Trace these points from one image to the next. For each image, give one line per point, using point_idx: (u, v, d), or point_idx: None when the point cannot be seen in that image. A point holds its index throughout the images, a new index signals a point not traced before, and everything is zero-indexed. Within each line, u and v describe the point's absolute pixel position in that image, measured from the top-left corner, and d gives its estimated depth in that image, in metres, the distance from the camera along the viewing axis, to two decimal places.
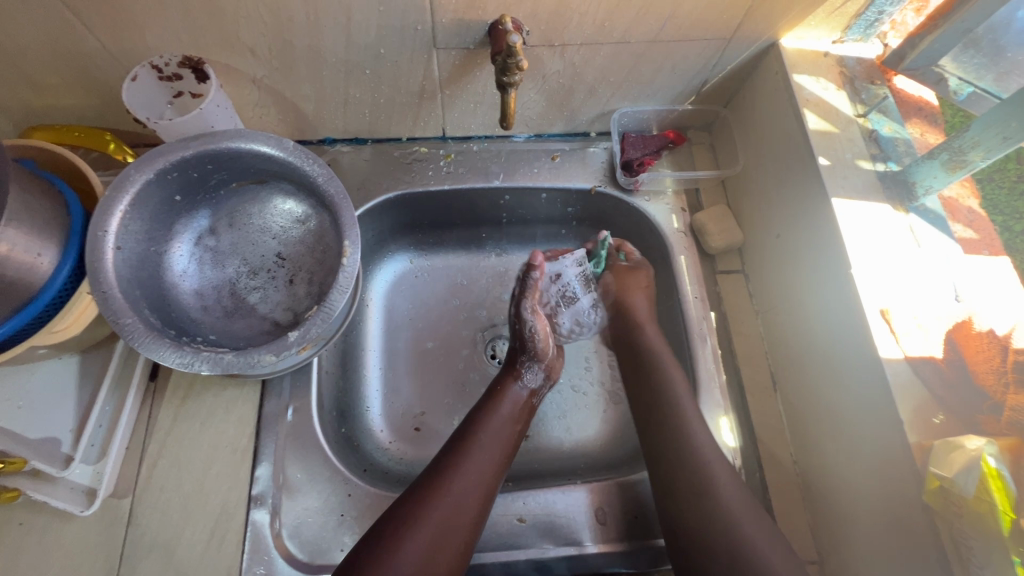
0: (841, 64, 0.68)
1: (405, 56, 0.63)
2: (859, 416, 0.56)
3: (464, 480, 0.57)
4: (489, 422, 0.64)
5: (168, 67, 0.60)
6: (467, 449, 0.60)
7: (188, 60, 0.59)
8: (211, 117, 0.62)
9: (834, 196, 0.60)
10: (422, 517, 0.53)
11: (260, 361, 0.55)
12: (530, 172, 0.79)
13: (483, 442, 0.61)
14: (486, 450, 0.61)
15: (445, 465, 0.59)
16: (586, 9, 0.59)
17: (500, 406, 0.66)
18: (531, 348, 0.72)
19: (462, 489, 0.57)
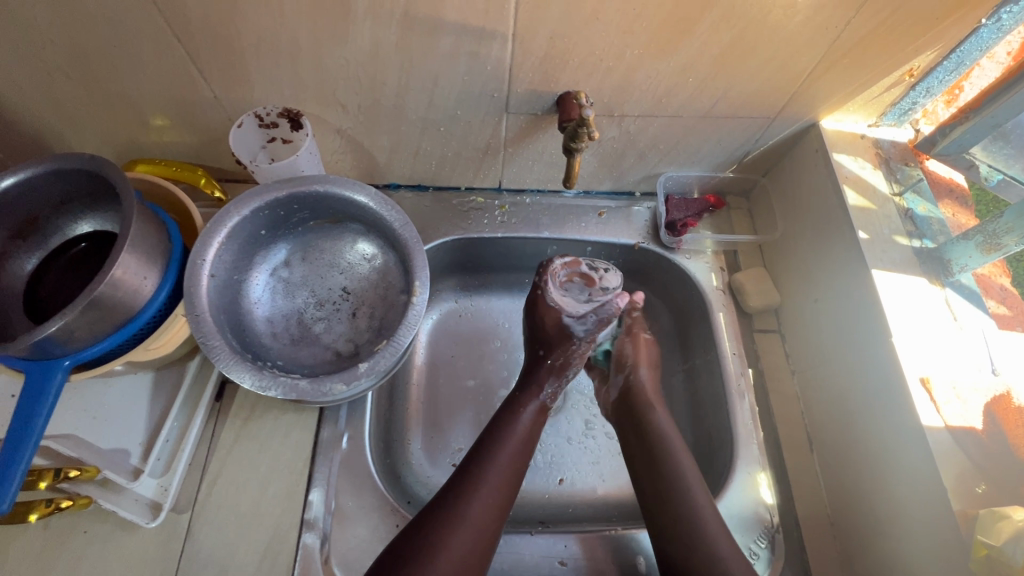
0: (876, 146, 0.73)
1: (478, 118, 0.70)
2: (903, 480, 0.57)
3: (484, 500, 0.59)
4: (505, 442, 0.65)
5: (268, 116, 0.67)
6: (483, 470, 0.61)
7: (287, 111, 0.67)
8: (302, 163, 0.69)
9: (874, 267, 0.63)
10: (446, 536, 0.55)
11: (331, 389, 0.58)
12: (578, 226, 0.85)
13: (498, 461, 0.63)
14: (503, 470, 0.62)
15: (465, 484, 0.60)
16: (647, 87, 0.65)
17: (515, 420, 0.67)
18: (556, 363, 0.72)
19: (482, 508, 0.59)
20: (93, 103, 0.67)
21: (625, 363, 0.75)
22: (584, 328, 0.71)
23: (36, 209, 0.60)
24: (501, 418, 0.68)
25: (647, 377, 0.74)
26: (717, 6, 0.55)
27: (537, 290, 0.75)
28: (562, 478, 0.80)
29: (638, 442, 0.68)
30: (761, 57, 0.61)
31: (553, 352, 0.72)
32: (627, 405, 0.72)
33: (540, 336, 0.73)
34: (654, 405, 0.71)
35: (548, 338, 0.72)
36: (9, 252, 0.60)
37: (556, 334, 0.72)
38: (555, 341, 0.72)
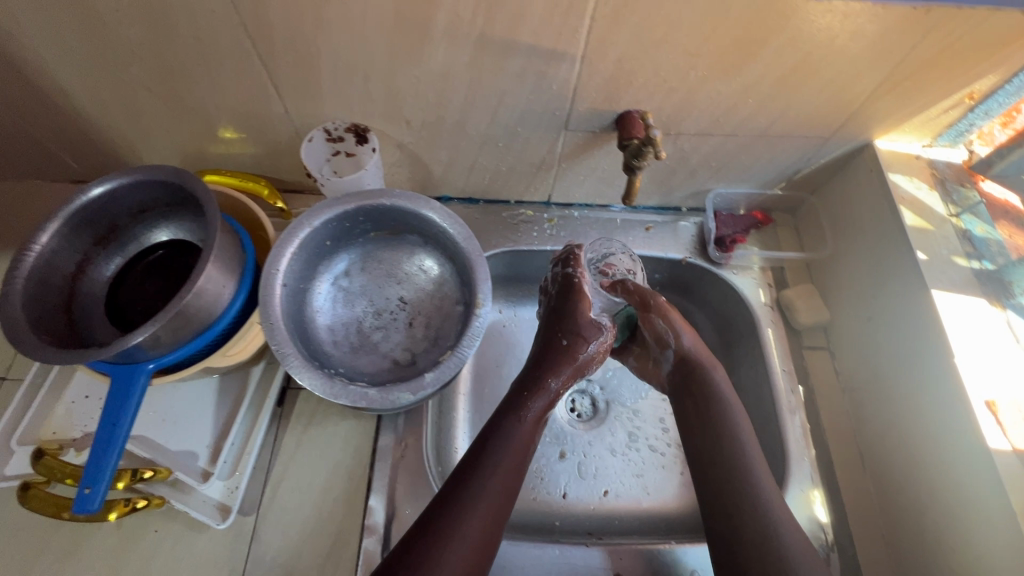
0: (931, 166, 0.73)
1: (537, 134, 0.71)
2: (968, 502, 0.58)
3: (480, 513, 0.55)
4: (504, 446, 0.60)
5: (336, 130, 0.69)
6: (480, 480, 0.57)
7: (355, 127, 0.69)
8: (368, 176, 0.71)
9: (933, 287, 0.64)
10: (442, 551, 0.52)
11: (400, 398, 0.60)
12: (626, 240, 0.86)
13: (497, 469, 0.58)
14: (501, 479, 0.58)
15: (462, 496, 0.55)
16: (707, 107, 0.67)
17: (518, 417, 0.62)
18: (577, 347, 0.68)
19: (478, 521, 0.54)
20: (169, 115, 0.70)
21: (665, 339, 0.70)
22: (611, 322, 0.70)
23: (116, 217, 0.63)
24: (501, 419, 0.62)
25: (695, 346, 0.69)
26: (785, 30, 0.56)
27: (575, 278, 0.73)
28: (607, 490, 0.81)
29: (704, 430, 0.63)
30: (822, 79, 0.62)
31: (575, 343, 0.68)
32: (685, 382, 0.68)
33: (564, 324, 0.69)
34: (712, 371, 0.68)
35: (573, 326, 0.69)
36: (91, 258, 0.63)
37: (585, 325, 0.69)
38: (585, 330, 0.69)
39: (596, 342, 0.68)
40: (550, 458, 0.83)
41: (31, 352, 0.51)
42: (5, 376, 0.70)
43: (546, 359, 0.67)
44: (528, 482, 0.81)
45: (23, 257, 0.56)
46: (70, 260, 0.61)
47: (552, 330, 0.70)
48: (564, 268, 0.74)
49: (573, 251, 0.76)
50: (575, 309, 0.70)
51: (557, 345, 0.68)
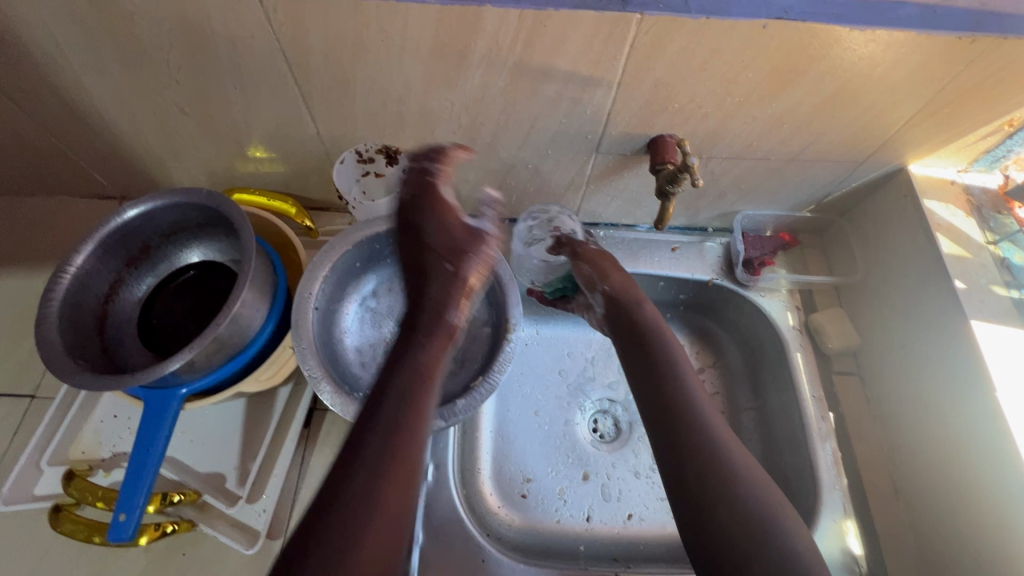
0: (967, 192, 0.72)
1: (567, 156, 0.71)
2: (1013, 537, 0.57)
3: (402, 484, 0.45)
4: (416, 398, 0.51)
5: (368, 152, 0.70)
6: (385, 432, 0.48)
7: (387, 148, 0.70)
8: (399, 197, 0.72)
9: (972, 317, 0.63)
10: (366, 520, 0.42)
11: (433, 425, 0.61)
12: (651, 260, 0.85)
13: (410, 421, 0.49)
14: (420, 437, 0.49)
15: (376, 453, 0.46)
16: (741, 133, 0.66)
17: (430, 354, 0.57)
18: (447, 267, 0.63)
19: (404, 492, 0.45)
20: (202, 135, 0.70)
21: (594, 279, 0.75)
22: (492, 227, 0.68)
23: (149, 238, 0.63)
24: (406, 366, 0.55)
25: (620, 279, 0.74)
26: (826, 59, 0.55)
27: (432, 181, 0.64)
28: (632, 513, 0.80)
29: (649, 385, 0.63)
30: (860, 106, 0.62)
31: (468, 261, 0.64)
32: (617, 315, 0.72)
33: (440, 246, 0.64)
34: (643, 304, 0.72)
35: (459, 246, 0.64)
36: (123, 279, 0.63)
37: (469, 240, 0.65)
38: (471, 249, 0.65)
39: (475, 260, 0.65)
40: (573, 479, 0.82)
41: (70, 379, 0.51)
42: (35, 394, 0.70)
43: (438, 285, 0.63)
44: (551, 504, 0.80)
45: (59, 279, 0.56)
46: (104, 281, 0.61)
47: (439, 253, 0.64)
48: (426, 164, 0.65)
49: (451, 150, 0.65)
50: (447, 228, 0.64)
51: (444, 267, 0.63)
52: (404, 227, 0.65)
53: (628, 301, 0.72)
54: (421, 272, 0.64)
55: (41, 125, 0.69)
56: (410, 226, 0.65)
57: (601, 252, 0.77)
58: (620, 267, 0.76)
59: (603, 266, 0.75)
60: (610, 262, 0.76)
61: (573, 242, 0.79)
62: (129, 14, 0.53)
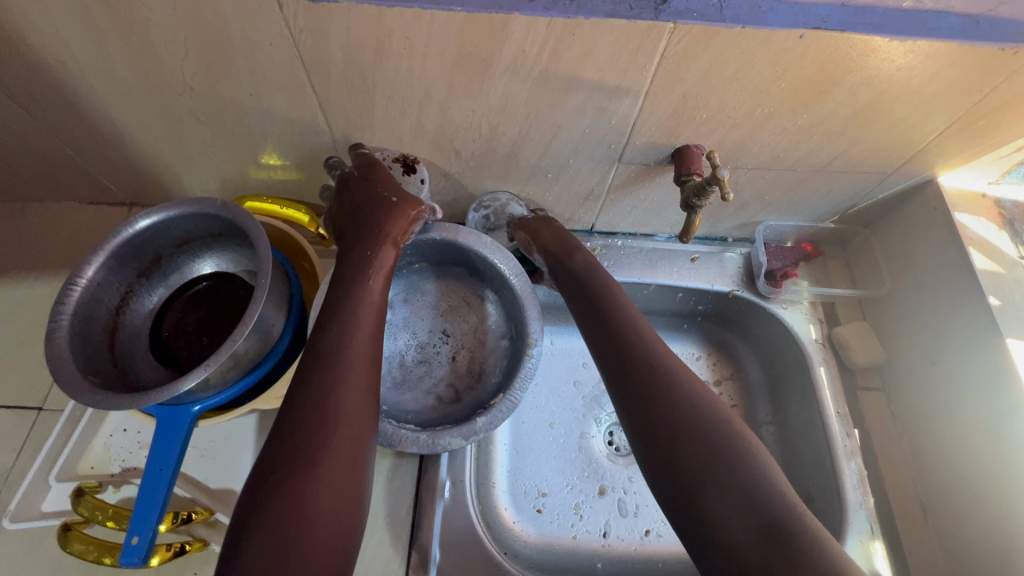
0: (999, 206, 0.71)
1: (588, 166, 0.69)
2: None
3: (347, 421, 0.49)
4: (350, 339, 0.54)
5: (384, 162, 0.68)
6: (320, 392, 0.49)
7: (404, 157, 0.68)
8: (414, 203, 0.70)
9: (1008, 335, 0.61)
10: (313, 477, 0.45)
11: (451, 444, 0.59)
12: (670, 271, 0.84)
13: (349, 369, 0.52)
14: (359, 377, 0.52)
15: (313, 412, 0.48)
16: (768, 143, 0.64)
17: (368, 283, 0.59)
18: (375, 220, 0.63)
19: (350, 427, 0.49)
20: (215, 143, 0.68)
21: (529, 241, 0.74)
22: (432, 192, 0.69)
23: (161, 248, 0.62)
24: (343, 302, 0.57)
25: (552, 236, 0.72)
26: (862, 70, 0.54)
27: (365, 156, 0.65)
28: (649, 530, 0.78)
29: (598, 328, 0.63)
30: (893, 117, 0.60)
31: (405, 201, 0.65)
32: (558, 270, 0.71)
33: (365, 195, 0.63)
34: (574, 252, 0.71)
35: (395, 189, 0.64)
36: (134, 290, 0.61)
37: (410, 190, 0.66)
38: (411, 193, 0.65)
39: (405, 211, 0.64)
40: (589, 494, 0.80)
41: (81, 397, 0.49)
42: (42, 407, 0.68)
43: (373, 221, 0.63)
44: (567, 520, 0.78)
45: (69, 291, 0.54)
46: (114, 293, 0.59)
47: (372, 192, 0.63)
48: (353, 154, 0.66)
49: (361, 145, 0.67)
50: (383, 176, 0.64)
51: (380, 203, 0.63)
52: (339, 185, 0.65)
53: (563, 253, 0.71)
54: (358, 217, 0.64)
55: (50, 131, 0.67)
56: (348, 180, 0.64)
57: (539, 218, 0.75)
58: (555, 226, 0.74)
59: (538, 229, 0.73)
60: (547, 225, 0.74)
61: (510, 217, 0.76)
62: (143, 19, 0.52)
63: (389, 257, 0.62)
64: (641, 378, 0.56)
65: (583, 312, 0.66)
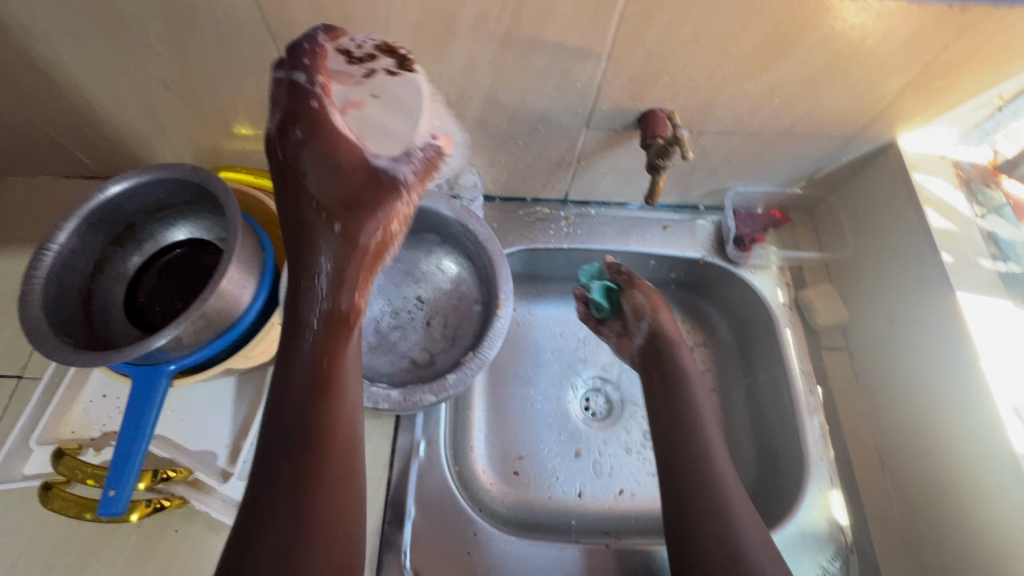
0: (958, 166, 0.72)
1: (558, 132, 0.70)
2: (1001, 517, 0.56)
3: (333, 471, 0.48)
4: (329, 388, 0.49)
5: (360, 50, 0.51)
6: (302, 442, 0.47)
7: (389, 50, 0.52)
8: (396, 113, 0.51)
9: (959, 290, 0.63)
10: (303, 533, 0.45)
11: (422, 400, 0.61)
12: (642, 239, 0.85)
13: (331, 415, 0.49)
14: (339, 442, 0.49)
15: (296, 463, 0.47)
16: (731, 107, 0.66)
17: (331, 347, 0.50)
18: (328, 233, 0.48)
19: (338, 481, 0.48)
20: (187, 112, 0.69)
21: (641, 312, 0.77)
22: (412, 171, 0.50)
23: (133, 215, 0.62)
24: (307, 370, 0.49)
25: (670, 323, 0.76)
26: (817, 29, 0.55)
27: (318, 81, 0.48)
28: (622, 489, 0.81)
29: (665, 404, 0.70)
30: (850, 78, 0.61)
31: (369, 206, 0.49)
32: (655, 351, 0.75)
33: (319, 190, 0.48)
34: (681, 348, 0.74)
35: (352, 196, 0.48)
36: (108, 257, 0.62)
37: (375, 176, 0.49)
38: (370, 200, 0.49)
39: (375, 212, 0.49)
40: (565, 457, 0.83)
41: (55, 354, 0.50)
42: (22, 375, 0.70)
43: (328, 244, 0.48)
44: (543, 481, 0.81)
45: (42, 256, 0.55)
46: (88, 259, 0.60)
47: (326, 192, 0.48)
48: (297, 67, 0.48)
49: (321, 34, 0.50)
50: (326, 170, 0.48)
51: (314, 228, 0.48)
52: (280, 158, 0.48)
53: (670, 343, 0.75)
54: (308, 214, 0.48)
55: (19, 102, 0.68)
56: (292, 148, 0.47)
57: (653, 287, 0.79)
58: (670, 309, 0.78)
59: (660, 310, 0.77)
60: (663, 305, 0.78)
61: (626, 280, 0.79)
62: None
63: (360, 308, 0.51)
64: (694, 493, 0.61)
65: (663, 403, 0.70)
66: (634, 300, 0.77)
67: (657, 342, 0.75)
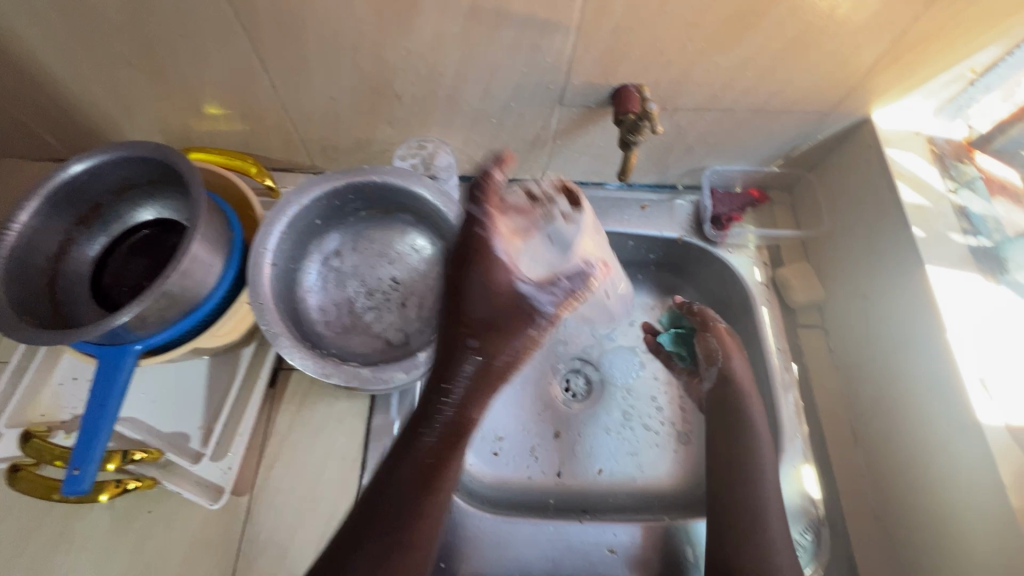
0: (932, 142, 0.72)
1: (531, 109, 0.70)
2: (964, 489, 0.56)
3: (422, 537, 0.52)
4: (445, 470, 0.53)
5: (542, 190, 0.62)
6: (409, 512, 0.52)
7: (564, 186, 0.63)
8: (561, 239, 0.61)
9: (930, 265, 0.63)
10: None
11: (392, 378, 0.60)
12: (621, 218, 0.85)
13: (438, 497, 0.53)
14: (435, 514, 0.53)
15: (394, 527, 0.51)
16: (704, 82, 0.65)
17: (427, 458, 0.53)
18: (467, 351, 0.52)
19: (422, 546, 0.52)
20: (153, 91, 0.68)
21: (715, 355, 0.73)
22: (555, 303, 0.53)
23: (99, 196, 0.61)
24: (403, 467, 0.53)
25: (743, 368, 0.72)
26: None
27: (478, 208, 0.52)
28: (601, 468, 0.81)
29: (725, 437, 0.67)
30: (822, 52, 0.61)
31: (492, 337, 0.51)
32: (721, 397, 0.71)
33: (469, 312, 0.51)
34: (751, 397, 0.69)
35: (496, 323, 0.52)
36: (74, 239, 0.61)
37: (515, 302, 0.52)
38: (509, 327, 0.52)
39: (519, 335, 0.52)
40: (544, 437, 0.83)
41: (15, 333, 0.50)
42: None
43: (467, 377, 0.52)
44: (522, 461, 0.81)
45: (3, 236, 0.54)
46: (53, 241, 0.59)
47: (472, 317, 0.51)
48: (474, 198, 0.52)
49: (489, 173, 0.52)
50: (484, 293, 0.51)
51: (461, 353, 0.52)
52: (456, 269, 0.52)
53: (738, 387, 0.70)
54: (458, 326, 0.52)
55: None
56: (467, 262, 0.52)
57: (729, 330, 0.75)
58: (744, 352, 0.74)
59: (732, 352, 0.73)
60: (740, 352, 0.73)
61: (704, 320, 0.77)
62: None
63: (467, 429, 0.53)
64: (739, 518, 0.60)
65: (721, 428, 0.69)
66: (708, 344, 0.74)
67: (728, 384, 0.71)
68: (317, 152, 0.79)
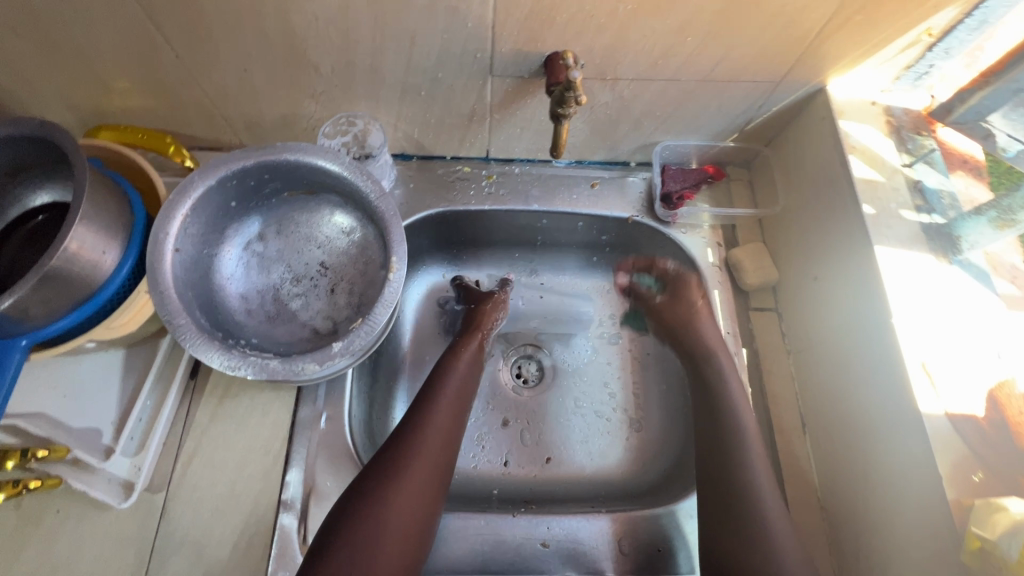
0: (889, 113, 0.69)
1: (461, 81, 0.65)
2: (905, 479, 0.53)
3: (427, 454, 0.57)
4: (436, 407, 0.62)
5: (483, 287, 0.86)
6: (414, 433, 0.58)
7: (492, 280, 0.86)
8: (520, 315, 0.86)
9: (879, 245, 0.60)
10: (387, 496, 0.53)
11: (304, 369, 0.56)
12: (569, 198, 0.81)
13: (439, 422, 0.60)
14: (437, 433, 0.59)
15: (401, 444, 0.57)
16: (641, 48, 0.60)
17: (448, 379, 0.65)
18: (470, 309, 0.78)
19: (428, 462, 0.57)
20: (49, 65, 0.62)
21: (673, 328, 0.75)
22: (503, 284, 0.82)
23: None
24: (425, 394, 0.63)
25: (709, 330, 0.71)
26: None
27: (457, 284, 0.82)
28: (550, 457, 0.78)
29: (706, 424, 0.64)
30: (766, 14, 0.56)
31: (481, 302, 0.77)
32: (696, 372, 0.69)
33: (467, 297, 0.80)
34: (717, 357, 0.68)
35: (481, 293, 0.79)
36: None
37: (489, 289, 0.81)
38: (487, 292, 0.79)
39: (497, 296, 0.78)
40: (492, 426, 0.80)
41: None
42: None
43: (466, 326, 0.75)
44: (468, 451, 0.78)
45: None
46: None
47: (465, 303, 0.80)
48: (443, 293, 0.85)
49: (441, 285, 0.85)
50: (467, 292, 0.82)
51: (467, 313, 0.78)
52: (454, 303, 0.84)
53: (710, 360, 0.69)
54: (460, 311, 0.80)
55: None
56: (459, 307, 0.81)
57: (677, 298, 0.75)
58: (705, 311, 0.73)
59: (688, 316, 0.73)
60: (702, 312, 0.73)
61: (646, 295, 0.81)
62: None
63: (474, 350, 0.71)
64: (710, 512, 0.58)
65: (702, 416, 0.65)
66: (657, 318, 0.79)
67: (694, 355, 0.70)
68: (242, 130, 0.74)
